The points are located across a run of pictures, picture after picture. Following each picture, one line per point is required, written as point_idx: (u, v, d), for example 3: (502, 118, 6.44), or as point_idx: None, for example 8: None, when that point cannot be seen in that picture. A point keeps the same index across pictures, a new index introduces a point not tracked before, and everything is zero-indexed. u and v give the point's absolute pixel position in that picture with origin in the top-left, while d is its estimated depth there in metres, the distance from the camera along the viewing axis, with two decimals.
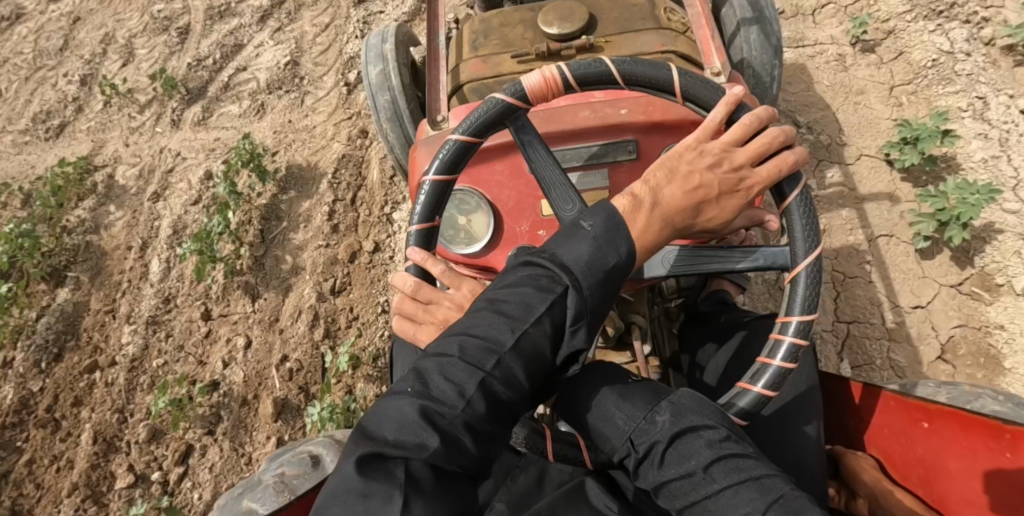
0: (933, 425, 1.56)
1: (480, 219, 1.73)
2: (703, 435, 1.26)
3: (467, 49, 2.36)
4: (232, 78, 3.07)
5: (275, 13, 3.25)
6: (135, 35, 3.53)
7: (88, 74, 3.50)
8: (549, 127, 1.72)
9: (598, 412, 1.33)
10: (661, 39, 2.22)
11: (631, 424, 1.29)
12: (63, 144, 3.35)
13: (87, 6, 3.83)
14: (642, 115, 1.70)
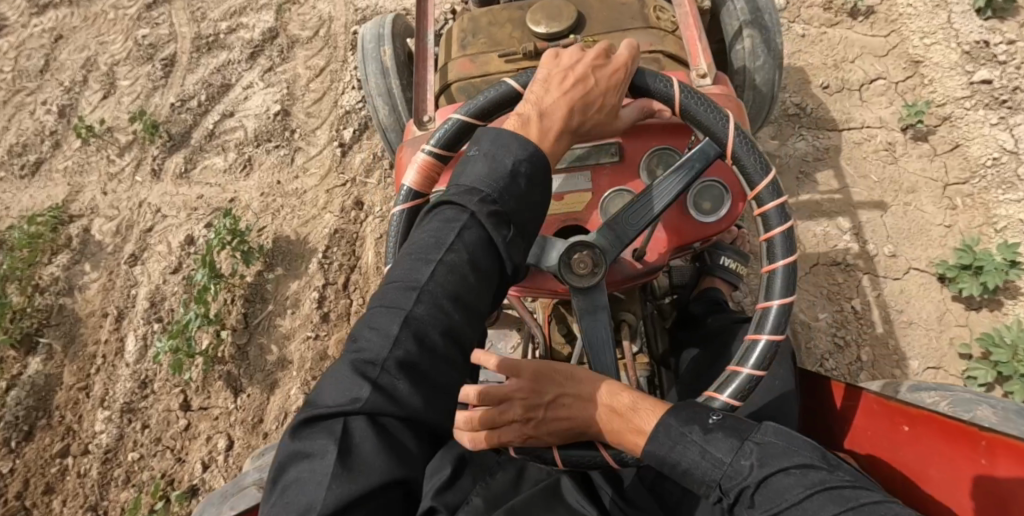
0: (919, 433, 1.47)
1: None
2: (797, 474, 1.14)
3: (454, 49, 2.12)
4: (217, 125, 2.82)
5: (266, 51, 2.99)
6: (119, 62, 3.30)
7: (68, 104, 3.29)
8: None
9: (683, 450, 1.22)
10: (653, 39, 1.99)
11: (718, 469, 1.19)
12: (38, 184, 3.13)
13: (69, 23, 3.62)
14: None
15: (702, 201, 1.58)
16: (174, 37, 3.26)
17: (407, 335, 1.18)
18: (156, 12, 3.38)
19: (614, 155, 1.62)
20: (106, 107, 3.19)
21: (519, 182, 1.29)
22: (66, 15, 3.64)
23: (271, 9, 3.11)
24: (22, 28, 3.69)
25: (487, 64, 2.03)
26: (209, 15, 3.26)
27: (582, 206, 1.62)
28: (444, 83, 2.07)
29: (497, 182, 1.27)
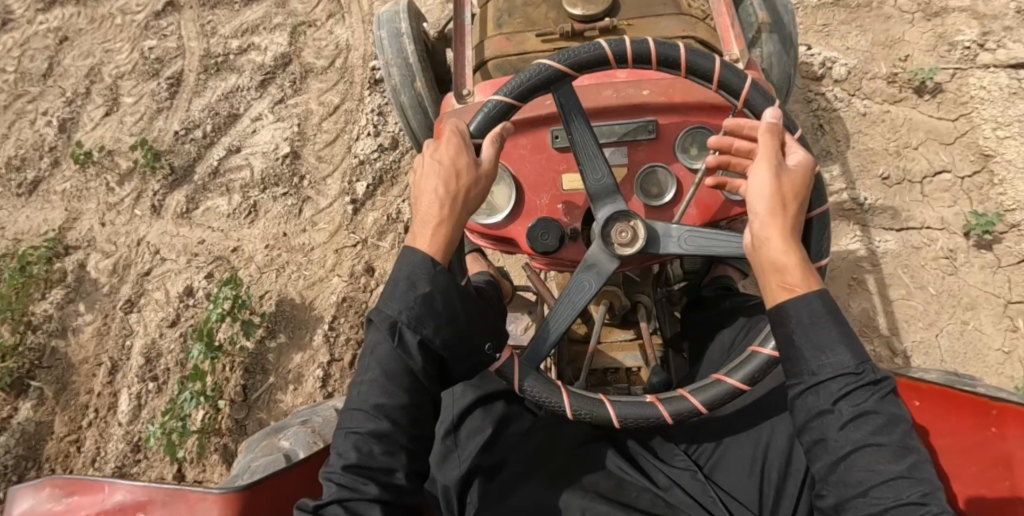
0: (927, 409, 1.51)
1: (503, 191, 1.75)
2: (892, 438, 1.12)
3: (489, 27, 2.12)
4: (222, 162, 2.64)
5: (277, 78, 2.79)
6: (123, 74, 3.12)
7: (69, 117, 3.11)
8: (577, 106, 1.71)
9: (808, 337, 1.18)
10: (685, 25, 2.01)
11: (840, 378, 1.14)
12: (36, 205, 2.99)
13: (75, 25, 3.44)
14: (663, 97, 1.70)
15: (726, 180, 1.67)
16: (182, 53, 3.07)
17: (350, 446, 1.30)
18: (165, 22, 3.18)
19: (650, 133, 1.69)
20: (107, 125, 3.02)
21: (431, 292, 1.33)
22: (72, 15, 3.46)
23: (286, 31, 2.91)
24: (25, 24, 3.52)
25: (523, 42, 2.05)
26: (220, 30, 3.06)
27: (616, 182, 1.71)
28: (479, 60, 2.08)
29: (407, 301, 1.33)
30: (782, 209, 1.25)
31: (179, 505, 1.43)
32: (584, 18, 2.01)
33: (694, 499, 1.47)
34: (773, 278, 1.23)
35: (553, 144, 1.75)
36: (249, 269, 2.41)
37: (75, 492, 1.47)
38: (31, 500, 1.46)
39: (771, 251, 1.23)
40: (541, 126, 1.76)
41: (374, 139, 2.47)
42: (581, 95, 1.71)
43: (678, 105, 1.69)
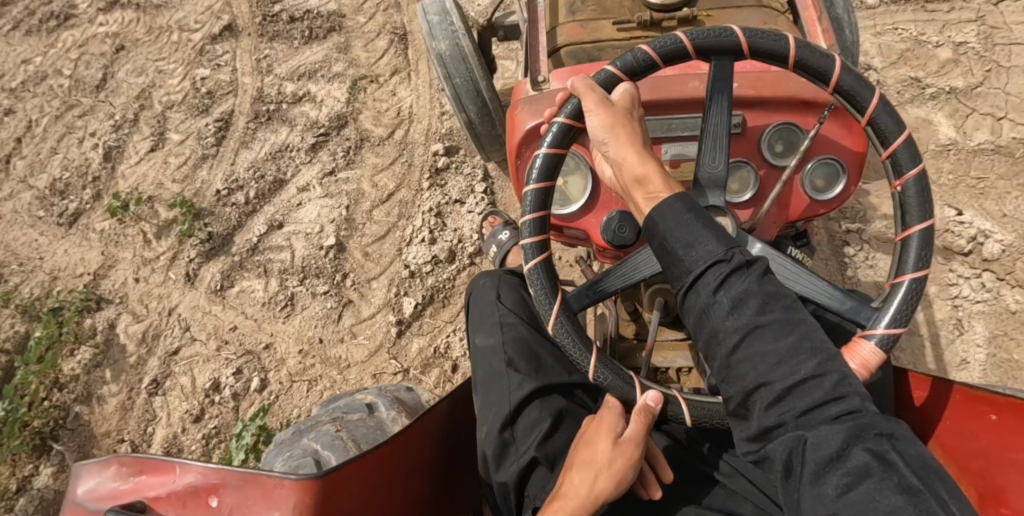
0: (1004, 423, 1.50)
1: (577, 182, 1.71)
2: (769, 328, 1.22)
3: (561, 15, 2.15)
4: (262, 238, 2.41)
5: (330, 142, 2.51)
6: (174, 104, 2.93)
7: (115, 146, 2.95)
8: (658, 95, 1.65)
9: (680, 235, 1.30)
10: (767, 18, 2.07)
11: (710, 268, 1.26)
12: (75, 239, 2.87)
13: (132, 34, 3.33)
14: (753, 90, 1.66)
15: (811, 177, 1.64)
16: (235, 93, 2.83)
17: None
18: (222, 52, 2.97)
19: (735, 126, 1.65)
20: (150, 163, 2.83)
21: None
22: (132, 25, 3.35)
23: (345, 83, 2.63)
24: (88, 24, 3.48)
25: (598, 30, 2.08)
26: (277, 71, 2.80)
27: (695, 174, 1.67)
28: (552, 47, 2.11)
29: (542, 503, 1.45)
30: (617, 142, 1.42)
31: (254, 488, 1.48)
32: (662, 8, 2.05)
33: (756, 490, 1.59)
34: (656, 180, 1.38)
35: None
36: (280, 374, 2.25)
37: (145, 471, 1.55)
38: (100, 479, 1.55)
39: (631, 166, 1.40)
40: None
41: (427, 249, 2.26)
42: (656, 87, 1.66)
43: (768, 98, 1.66)
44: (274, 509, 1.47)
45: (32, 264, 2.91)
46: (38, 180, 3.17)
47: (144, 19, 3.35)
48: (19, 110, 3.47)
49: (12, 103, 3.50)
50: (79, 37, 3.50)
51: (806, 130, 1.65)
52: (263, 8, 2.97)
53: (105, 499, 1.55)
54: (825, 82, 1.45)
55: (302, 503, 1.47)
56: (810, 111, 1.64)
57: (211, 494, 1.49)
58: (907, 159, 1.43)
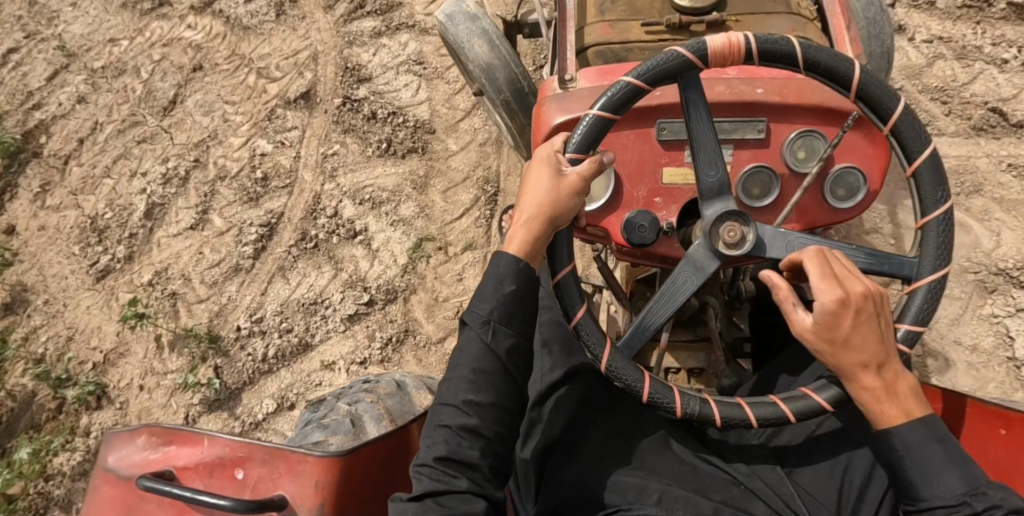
0: (1017, 436, 1.40)
1: (600, 179, 1.60)
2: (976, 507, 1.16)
3: (589, 14, 1.94)
4: (271, 415, 2.10)
5: (370, 316, 2.13)
6: (226, 174, 2.55)
7: (159, 203, 2.63)
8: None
9: (918, 470, 1.22)
10: (799, 25, 1.84)
11: (949, 494, 1.19)
12: (99, 298, 2.62)
13: (214, 53, 2.95)
14: (779, 95, 1.54)
15: (833, 183, 1.53)
16: (290, 194, 2.38)
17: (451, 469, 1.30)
18: (290, 126, 2.53)
19: (759, 132, 1.55)
20: (184, 243, 2.51)
21: (517, 290, 1.37)
22: (216, 45, 2.97)
23: (409, 238, 2.18)
24: (179, 24, 3.15)
25: (627, 31, 1.87)
26: (340, 182, 2.34)
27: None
28: (578, 47, 1.91)
29: (495, 300, 1.36)
30: (845, 344, 1.23)
31: (279, 463, 1.49)
32: (695, 9, 1.83)
33: (773, 492, 1.48)
34: (883, 404, 1.24)
35: (657, 137, 1.58)
36: None
37: (174, 442, 1.55)
38: (130, 448, 1.55)
39: (866, 381, 1.24)
40: (649, 115, 1.58)
41: None
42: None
43: (793, 107, 1.54)
44: (296, 485, 1.48)
45: (54, 314, 2.71)
46: (86, 200, 2.91)
47: (229, 41, 2.95)
48: (92, 101, 3.20)
49: (86, 91, 3.22)
50: (166, 35, 3.17)
51: (830, 138, 1.54)
52: (347, 89, 2.48)
53: (135, 467, 1.55)
54: (847, 89, 1.35)
55: (326, 480, 1.48)
56: (840, 121, 1.53)
57: (237, 467, 1.50)
58: (919, 137, 1.34)
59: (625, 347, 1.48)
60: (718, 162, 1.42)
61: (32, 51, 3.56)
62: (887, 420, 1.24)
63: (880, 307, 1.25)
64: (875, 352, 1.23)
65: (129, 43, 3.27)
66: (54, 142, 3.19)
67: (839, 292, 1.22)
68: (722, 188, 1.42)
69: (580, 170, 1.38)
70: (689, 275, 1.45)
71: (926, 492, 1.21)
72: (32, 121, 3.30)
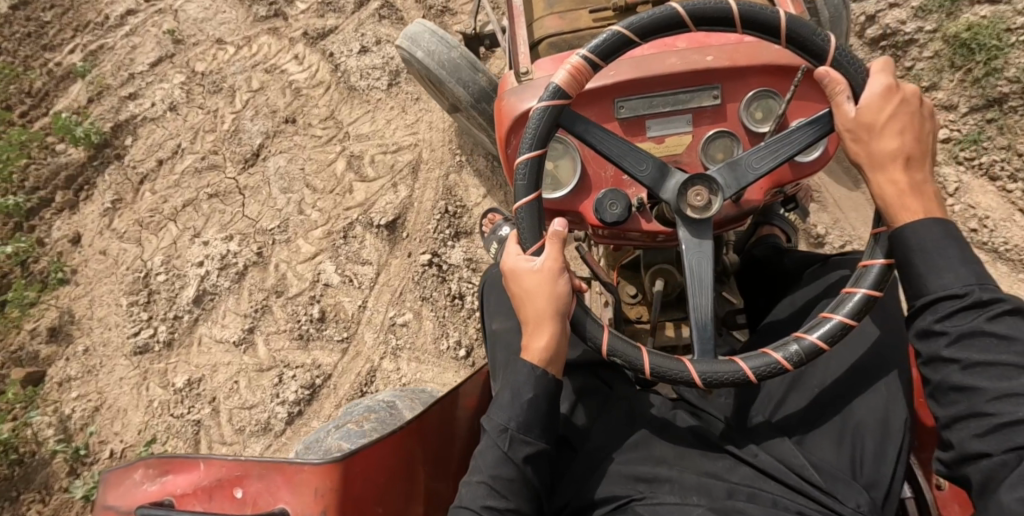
0: None
1: (567, 165, 1.61)
2: (1003, 320, 1.16)
3: (538, 8, 2.09)
4: None
5: None
6: (283, 289, 2.18)
7: (211, 292, 2.29)
8: (635, 75, 1.57)
9: (925, 261, 1.22)
10: None
11: (954, 288, 1.19)
12: (133, 375, 2.37)
13: (311, 108, 2.52)
14: (729, 61, 1.57)
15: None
16: (343, 354, 2.05)
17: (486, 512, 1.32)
18: (364, 258, 2.14)
19: (715, 98, 1.58)
20: (224, 356, 2.20)
21: (536, 396, 1.38)
22: (317, 99, 2.54)
23: None
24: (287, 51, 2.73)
25: (577, 20, 2.02)
26: (401, 364, 2.05)
27: (683, 149, 1.59)
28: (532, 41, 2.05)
29: (514, 409, 1.37)
30: (881, 130, 1.30)
31: (275, 475, 1.34)
32: None
33: (784, 467, 1.38)
34: (906, 198, 1.27)
35: (617, 114, 1.59)
36: None
37: (172, 470, 1.38)
38: (131, 483, 1.38)
39: (896, 173, 1.29)
40: (605, 95, 1.59)
41: None
42: (636, 68, 1.58)
43: (742, 70, 1.57)
44: (296, 500, 1.33)
45: (89, 369, 2.48)
46: (148, 234, 2.62)
47: (330, 96, 2.50)
48: (182, 113, 2.84)
49: (177, 98, 2.88)
50: (271, 59, 2.78)
51: (780, 95, 1.57)
52: (437, 244, 2.15)
53: (134, 501, 1.38)
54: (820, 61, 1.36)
55: (325, 489, 1.33)
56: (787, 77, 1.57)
57: (235, 485, 1.35)
58: (858, 71, 1.34)
59: (699, 355, 1.38)
60: (643, 155, 1.44)
61: (146, 22, 3.27)
62: (912, 215, 1.26)
63: (924, 115, 1.32)
64: (907, 144, 1.29)
65: (233, 52, 2.89)
66: (134, 147, 2.88)
67: (890, 79, 1.31)
68: (657, 177, 1.44)
69: (547, 257, 1.38)
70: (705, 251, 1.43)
71: (933, 289, 1.21)
72: (124, 113, 3.00)
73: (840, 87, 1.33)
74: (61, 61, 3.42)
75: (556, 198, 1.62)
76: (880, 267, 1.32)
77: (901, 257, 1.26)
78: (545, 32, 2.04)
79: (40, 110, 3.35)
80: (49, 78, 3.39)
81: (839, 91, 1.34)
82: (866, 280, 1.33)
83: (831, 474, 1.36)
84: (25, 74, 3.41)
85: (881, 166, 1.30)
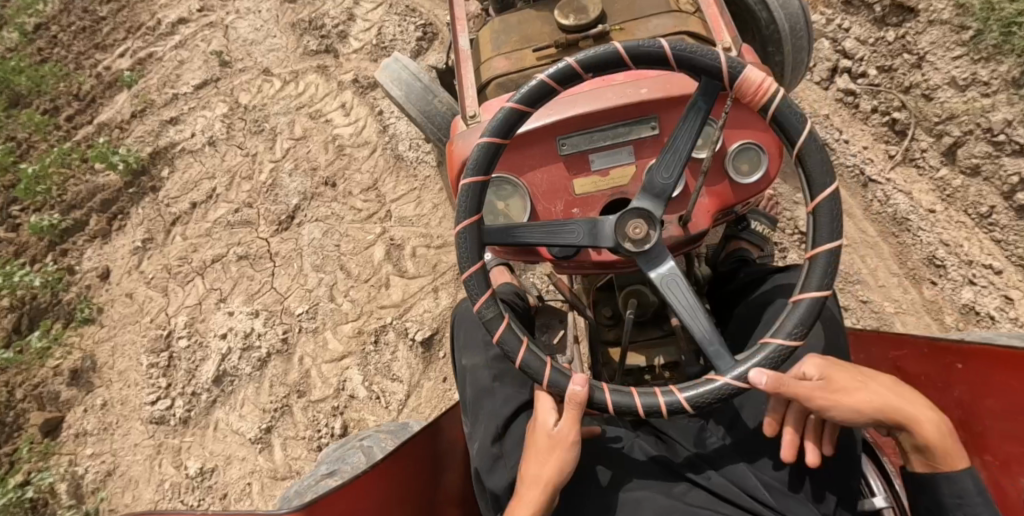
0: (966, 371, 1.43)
1: (518, 204, 1.55)
2: None
3: (487, 48, 2.01)
4: None
5: None
6: (305, 390, 2.06)
7: (230, 375, 2.13)
8: (573, 111, 1.53)
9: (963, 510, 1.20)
10: (679, 22, 1.89)
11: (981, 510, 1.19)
12: (146, 448, 2.24)
13: (353, 172, 2.33)
14: (664, 92, 1.51)
15: (735, 158, 1.48)
16: None
17: None
18: (394, 374, 2.03)
19: (653, 128, 1.52)
20: (238, 449, 2.07)
21: None
22: (358, 163, 2.33)
23: None
24: (334, 98, 2.53)
25: (522, 60, 1.94)
26: None
27: (628, 180, 1.53)
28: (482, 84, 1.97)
29: None
30: (849, 393, 1.23)
31: None
32: (579, 26, 1.89)
33: (742, 492, 1.31)
34: (946, 441, 1.22)
35: (559, 153, 1.55)
36: None
37: None
38: None
39: (905, 423, 1.23)
40: (546, 135, 1.55)
41: None
42: (568, 103, 1.54)
43: (681, 98, 1.51)
44: None
45: (107, 426, 2.39)
46: (174, 283, 2.48)
47: (375, 162, 2.32)
48: (220, 149, 2.67)
49: (217, 132, 2.71)
50: (316, 101, 2.58)
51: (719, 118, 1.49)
52: None
53: None
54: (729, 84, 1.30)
55: None
56: (720, 102, 1.50)
57: None
58: (795, 119, 1.27)
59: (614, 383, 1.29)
60: (592, 188, 1.35)
61: (196, 35, 3.09)
62: (948, 463, 1.22)
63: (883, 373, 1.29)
64: (885, 396, 1.24)
65: (279, 87, 2.69)
66: (170, 179, 2.73)
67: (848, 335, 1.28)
68: (592, 233, 1.35)
69: (566, 426, 1.27)
70: (675, 285, 1.33)
71: (946, 492, 1.22)
72: (164, 138, 2.85)
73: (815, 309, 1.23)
74: (111, 65, 3.29)
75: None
76: (808, 303, 1.24)
77: (932, 497, 1.24)
78: (492, 74, 1.96)
79: (86, 116, 3.21)
80: (97, 82, 3.26)
81: (801, 395, 1.22)
82: (783, 330, 1.24)
83: (782, 493, 1.31)
84: (74, 75, 3.28)
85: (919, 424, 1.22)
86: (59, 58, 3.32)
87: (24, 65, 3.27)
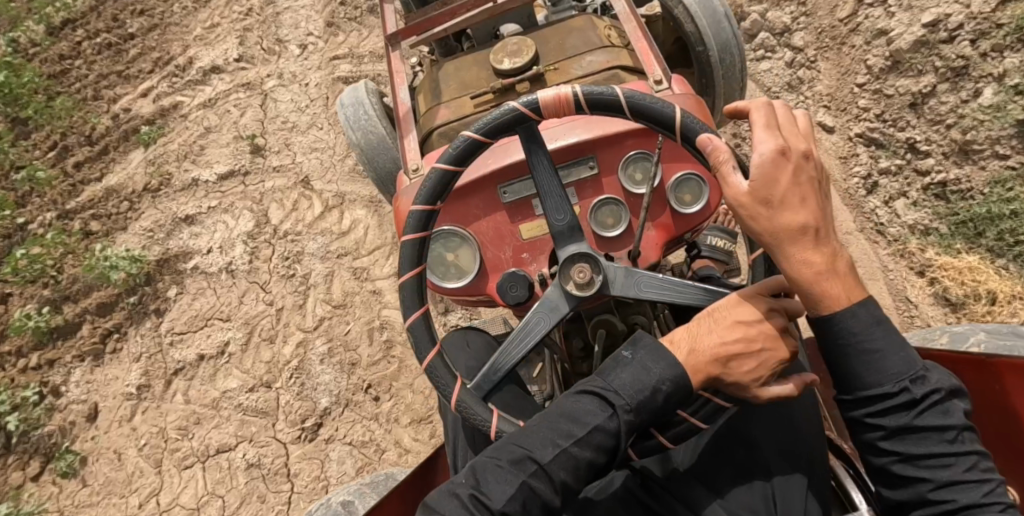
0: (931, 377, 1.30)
1: (467, 253, 1.34)
2: (941, 437, 0.91)
3: (427, 98, 1.79)
4: None
5: None
6: None
7: None
8: (508, 158, 1.35)
9: (858, 362, 0.93)
10: (613, 58, 1.65)
11: (899, 366, 0.92)
12: None
13: (402, 379, 1.90)
14: (599, 131, 1.35)
15: (676, 188, 1.31)
16: None
17: (524, 497, 0.91)
18: None
19: (590, 168, 1.34)
20: None
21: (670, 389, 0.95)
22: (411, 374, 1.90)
23: None
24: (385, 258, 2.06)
25: (461, 107, 1.68)
26: None
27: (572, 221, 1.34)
28: (425, 132, 1.71)
29: (644, 382, 0.95)
30: (785, 203, 0.94)
31: None
32: (509, 71, 1.65)
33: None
34: (825, 279, 0.94)
35: (501, 201, 1.35)
36: None
37: None
38: None
39: (805, 250, 0.94)
40: (490, 181, 1.36)
41: None
42: (503, 151, 1.38)
43: (612, 134, 1.34)
44: None
45: None
46: (169, 460, 2.01)
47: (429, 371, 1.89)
48: (239, 283, 2.15)
49: (238, 256, 2.18)
50: (361, 251, 2.08)
51: (653, 151, 1.33)
52: None
53: None
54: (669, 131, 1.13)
55: None
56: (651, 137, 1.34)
57: None
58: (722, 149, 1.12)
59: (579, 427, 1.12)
60: (566, 201, 1.15)
61: (228, 96, 2.56)
62: (828, 305, 0.94)
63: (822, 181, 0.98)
64: (813, 213, 0.95)
65: (318, 213, 2.16)
66: (178, 303, 2.22)
67: (774, 132, 0.96)
68: (543, 279, 1.14)
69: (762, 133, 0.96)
70: (647, 284, 1.12)
71: (833, 331, 0.94)
72: (175, 241, 2.33)
73: (722, 155, 1.00)
74: (130, 105, 2.68)
75: (454, 288, 1.34)
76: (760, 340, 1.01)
77: (837, 367, 0.96)
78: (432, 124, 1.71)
79: (95, 167, 2.57)
80: (113, 125, 2.64)
81: (723, 161, 1.00)
82: None
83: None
84: (88, 106, 2.67)
85: (788, 243, 0.95)
86: (77, 79, 2.72)
87: (37, 89, 2.67)
